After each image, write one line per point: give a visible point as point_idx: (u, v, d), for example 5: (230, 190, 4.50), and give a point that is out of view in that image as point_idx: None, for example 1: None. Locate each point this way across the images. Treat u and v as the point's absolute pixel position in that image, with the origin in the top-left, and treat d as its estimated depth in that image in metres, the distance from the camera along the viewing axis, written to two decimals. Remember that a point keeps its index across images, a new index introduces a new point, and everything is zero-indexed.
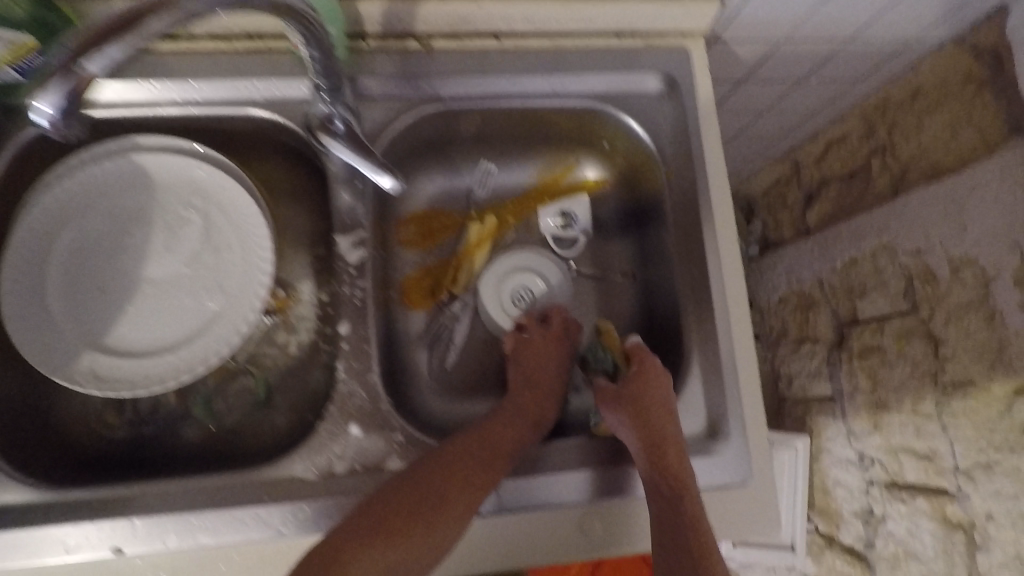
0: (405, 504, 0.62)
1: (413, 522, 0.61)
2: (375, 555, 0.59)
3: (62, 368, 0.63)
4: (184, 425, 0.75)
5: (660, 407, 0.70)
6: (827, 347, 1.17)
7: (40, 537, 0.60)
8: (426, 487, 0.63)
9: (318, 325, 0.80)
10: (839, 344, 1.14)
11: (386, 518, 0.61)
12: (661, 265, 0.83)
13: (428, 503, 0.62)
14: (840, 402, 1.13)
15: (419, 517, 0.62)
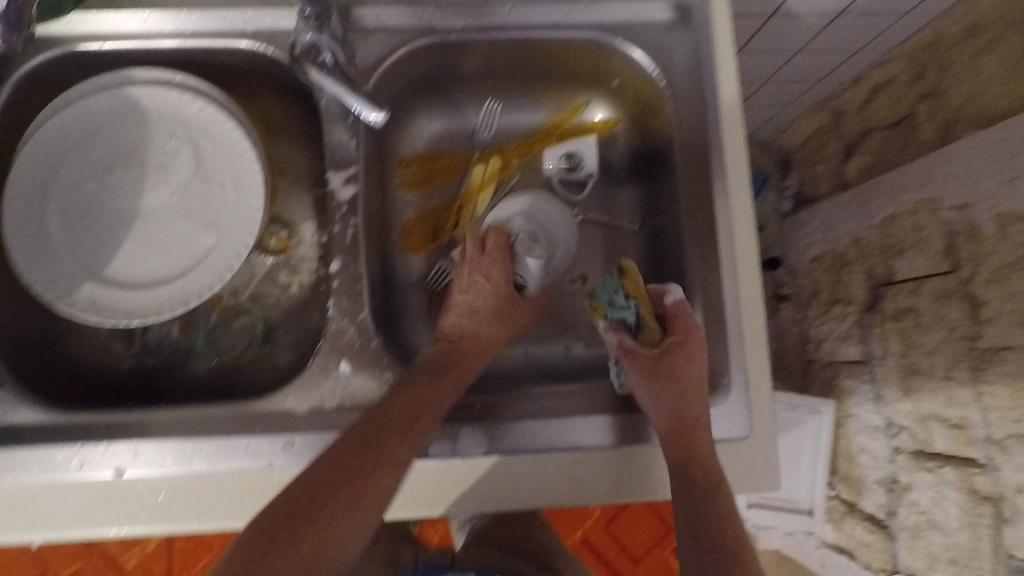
0: (368, 446, 0.61)
1: (381, 461, 0.61)
2: (345, 495, 0.60)
3: (63, 296, 0.65)
4: (191, 359, 0.77)
5: (692, 376, 0.68)
6: (859, 310, 1.10)
7: (48, 455, 0.63)
8: (389, 432, 0.62)
9: (318, 266, 0.80)
10: (871, 306, 1.07)
11: (350, 463, 0.60)
12: (670, 212, 0.79)
13: (389, 445, 0.62)
14: (870, 366, 1.08)
15: (385, 455, 0.62)
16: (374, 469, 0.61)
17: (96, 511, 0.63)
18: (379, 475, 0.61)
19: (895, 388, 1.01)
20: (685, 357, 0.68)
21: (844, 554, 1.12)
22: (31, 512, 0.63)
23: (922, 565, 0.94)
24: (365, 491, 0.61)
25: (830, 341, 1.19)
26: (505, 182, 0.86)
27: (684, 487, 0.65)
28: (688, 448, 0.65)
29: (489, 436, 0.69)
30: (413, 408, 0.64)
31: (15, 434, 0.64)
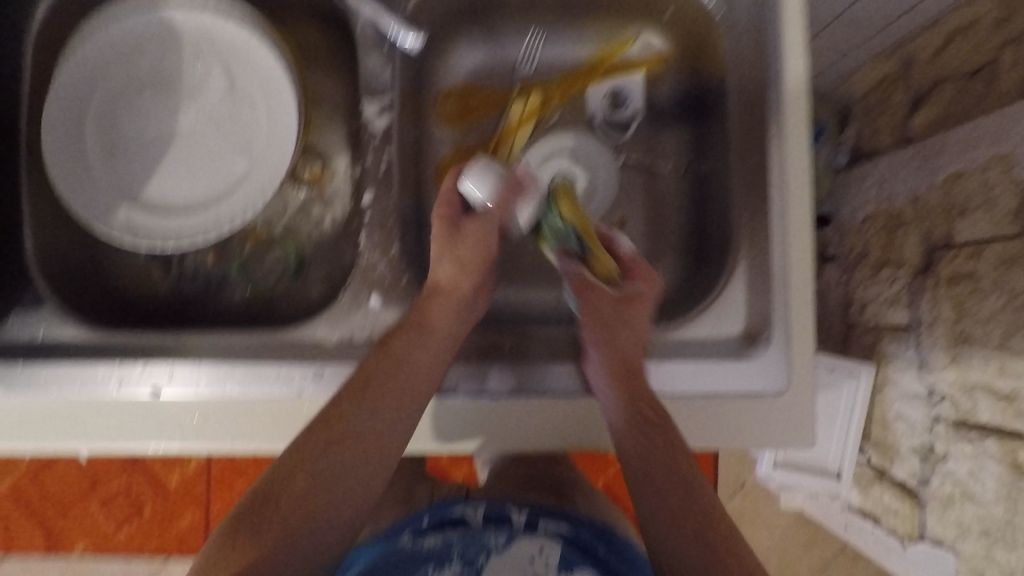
0: (352, 401, 0.60)
1: (365, 416, 0.60)
2: (331, 454, 0.59)
3: (101, 219, 0.66)
4: (225, 288, 0.77)
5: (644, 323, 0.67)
6: (911, 274, 1.03)
7: (88, 373, 0.64)
8: (370, 384, 0.61)
9: (349, 199, 0.78)
10: (925, 269, 1.00)
11: (333, 421, 0.60)
12: (719, 155, 0.74)
13: (374, 402, 0.61)
14: (915, 332, 1.02)
15: (370, 411, 0.60)
16: (357, 427, 0.60)
17: (137, 428, 0.65)
18: (365, 435, 0.60)
19: (943, 355, 0.95)
20: (641, 304, 0.67)
21: (870, 518, 1.10)
22: (76, 425, 0.65)
23: (953, 535, 0.92)
24: (349, 450, 0.59)
25: (877, 304, 1.12)
26: (545, 119, 0.82)
27: (647, 443, 0.63)
28: (632, 394, 0.63)
29: (516, 375, 0.68)
30: (395, 361, 0.62)
31: (62, 350, 0.66)
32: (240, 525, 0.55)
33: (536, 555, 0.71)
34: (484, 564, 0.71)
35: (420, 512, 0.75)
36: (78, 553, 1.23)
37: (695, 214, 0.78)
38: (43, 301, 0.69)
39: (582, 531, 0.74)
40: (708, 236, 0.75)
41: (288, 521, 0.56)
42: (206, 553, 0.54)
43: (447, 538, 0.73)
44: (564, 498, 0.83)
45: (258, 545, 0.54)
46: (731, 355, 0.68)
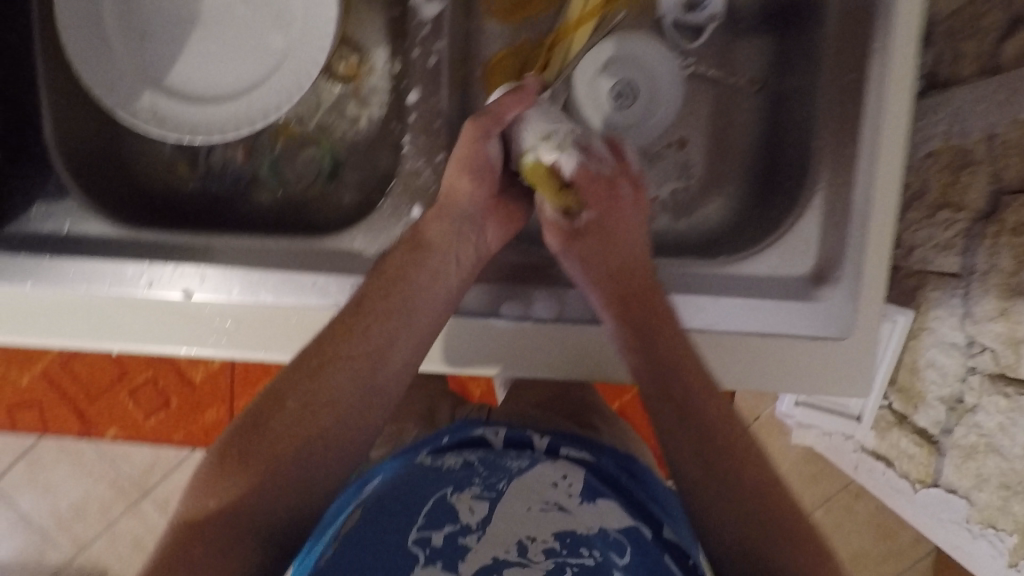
0: (343, 325, 0.58)
1: (357, 339, 0.57)
2: (322, 380, 0.56)
3: (121, 104, 0.60)
4: (254, 189, 0.72)
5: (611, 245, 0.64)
6: (971, 219, 0.79)
7: (118, 270, 0.61)
8: (362, 307, 0.58)
9: (389, 98, 0.72)
10: (988, 214, 0.77)
11: (322, 345, 0.57)
12: (807, 71, 0.65)
13: (371, 322, 0.58)
14: (966, 279, 0.81)
15: (362, 335, 0.57)
16: (348, 350, 0.57)
17: (168, 329, 0.63)
18: (358, 359, 0.57)
19: (993, 303, 0.76)
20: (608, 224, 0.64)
21: (883, 460, 1.01)
22: (106, 322, 0.63)
23: (970, 484, 0.83)
24: (342, 371, 0.56)
25: (924, 249, 0.89)
26: (608, 19, 0.70)
27: (664, 381, 0.60)
28: (638, 326, 0.61)
29: (557, 305, 0.65)
30: (388, 284, 0.59)
31: (86, 244, 0.63)
32: (231, 452, 0.52)
33: (561, 478, 0.60)
34: (501, 486, 0.59)
35: (440, 429, 0.67)
36: (110, 439, 1.28)
37: (768, 138, 0.71)
38: (68, 192, 0.65)
39: (609, 464, 0.66)
40: (779, 164, 0.69)
41: (280, 447, 0.53)
42: (197, 477, 0.53)
43: (464, 459, 0.63)
44: (585, 427, 0.78)
45: (250, 472, 0.52)
46: (797, 295, 0.63)
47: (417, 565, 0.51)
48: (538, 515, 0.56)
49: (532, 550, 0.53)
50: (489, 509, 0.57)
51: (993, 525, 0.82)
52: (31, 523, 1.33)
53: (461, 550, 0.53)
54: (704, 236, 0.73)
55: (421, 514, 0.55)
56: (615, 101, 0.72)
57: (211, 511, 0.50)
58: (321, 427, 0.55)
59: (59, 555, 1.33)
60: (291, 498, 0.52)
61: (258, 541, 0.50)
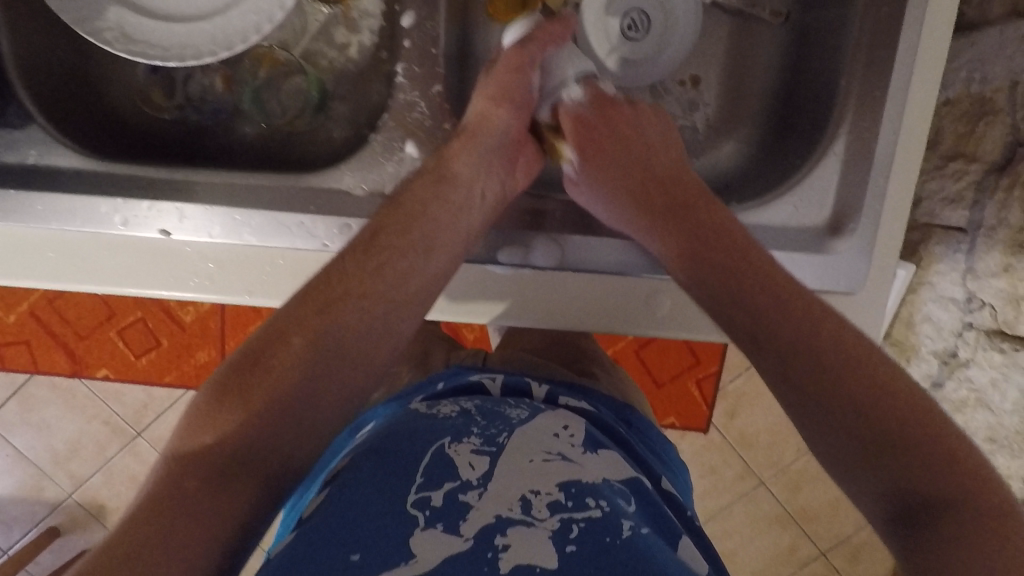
0: (354, 261, 0.52)
1: (369, 276, 0.52)
2: (331, 317, 0.50)
3: (85, 19, 0.53)
4: (237, 121, 0.67)
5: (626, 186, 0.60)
6: (982, 172, 0.74)
7: (89, 206, 0.57)
8: (375, 242, 0.53)
9: (383, 23, 0.66)
10: (1002, 167, 0.72)
11: (332, 279, 0.51)
12: (837, 3, 0.60)
13: (385, 257, 0.53)
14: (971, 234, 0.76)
15: (377, 271, 0.52)
16: (359, 287, 0.51)
17: (147, 269, 0.59)
18: (371, 298, 0.52)
19: (996, 259, 0.72)
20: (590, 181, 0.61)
21: None
22: (81, 262, 0.59)
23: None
24: (355, 310, 0.51)
25: (929, 202, 0.80)
26: None
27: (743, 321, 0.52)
28: (703, 260, 0.55)
29: (557, 252, 0.61)
30: (403, 219, 0.54)
31: (51, 176, 0.58)
32: (230, 386, 0.48)
33: (562, 428, 0.57)
34: (502, 439, 0.54)
35: (435, 376, 0.66)
36: (100, 379, 1.26)
37: (787, 78, 0.67)
38: (30, 118, 0.60)
39: (607, 413, 0.65)
40: (799, 106, 0.65)
41: (282, 386, 0.48)
42: (191, 409, 0.48)
43: (460, 408, 0.60)
44: (583, 374, 0.75)
45: (249, 408, 0.47)
46: (811, 247, 0.60)
47: (416, 527, 0.46)
48: (541, 465, 0.52)
49: (536, 504, 0.49)
50: (490, 465, 0.51)
51: None
52: (27, 460, 1.33)
53: (461, 509, 0.48)
54: (715, 180, 0.69)
55: (419, 472, 0.50)
56: (626, 35, 0.66)
57: (205, 445, 0.45)
58: (328, 369, 0.49)
59: (57, 490, 1.34)
60: (291, 441, 0.48)
61: (250, 480, 0.46)
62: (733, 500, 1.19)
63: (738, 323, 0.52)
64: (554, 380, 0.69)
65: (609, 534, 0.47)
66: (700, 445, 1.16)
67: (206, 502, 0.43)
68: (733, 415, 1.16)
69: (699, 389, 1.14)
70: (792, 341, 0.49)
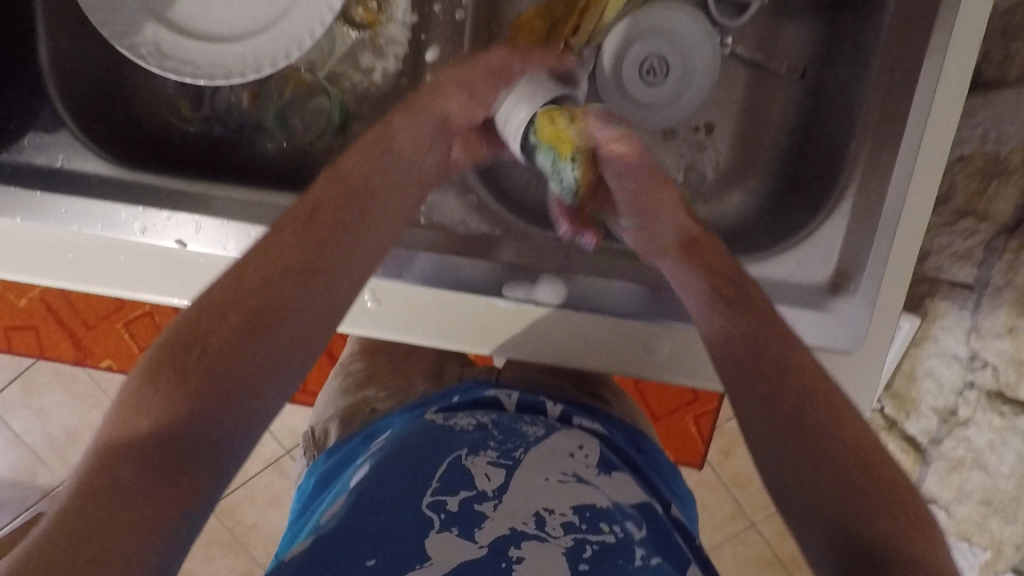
0: (296, 239, 0.51)
1: (314, 252, 0.51)
2: (266, 293, 0.48)
3: (122, 34, 0.55)
4: (259, 137, 0.69)
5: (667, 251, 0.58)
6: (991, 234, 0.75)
7: (111, 212, 0.59)
8: (323, 223, 0.52)
9: (408, 51, 0.68)
10: (1011, 230, 0.72)
11: (269, 257, 0.50)
12: (853, 65, 0.62)
13: (326, 233, 0.52)
14: (976, 293, 0.76)
15: (321, 246, 0.51)
16: (302, 260, 0.50)
17: (159, 275, 0.61)
18: (311, 278, 0.50)
19: (1002, 319, 0.73)
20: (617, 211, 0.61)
21: None
22: (95, 265, 0.61)
23: (950, 497, 0.82)
24: (292, 287, 0.49)
25: (937, 256, 0.81)
26: None
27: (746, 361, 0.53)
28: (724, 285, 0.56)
29: (563, 288, 0.62)
30: (346, 198, 0.54)
31: (74, 181, 0.60)
32: (163, 367, 0.45)
33: (578, 449, 0.57)
34: (518, 453, 0.55)
35: (449, 390, 0.66)
36: (104, 368, 1.28)
37: (800, 132, 0.68)
38: (59, 125, 0.61)
39: (620, 438, 0.66)
40: (809, 160, 0.66)
41: (217, 365, 0.46)
42: (121, 396, 0.45)
43: (477, 421, 0.61)
44: (595, 396, 0.74)
45: (184, 388, 0.44)
46: (813, 304, 0.60)
47: (430, 531, 0.47)
48: (557, 485, 0.52)
49: (550, 522, 0.49)
50: (506, 477, 0.53)
51: (967, 539, 0.82)
52: (24, 443, 1.34)
53: (477, 516, 0.49)
54: (722, 228, 0.70)
55: (434, 478, 0.52)
56: (643, 79, 0.69)
57: (146, 430, 0.43)
58: (264, 347, 0.47)
59: (50, 476, 1.35)
60: (234, 423, 0.46)
61: (192, 460, 0.43)
62: (722, 539, 1.18)
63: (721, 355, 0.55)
64: (567, 401, 0.69)
65: (622, 559, 0.46)
66: (694, 482, 1.16)
67: (146, 489, 0.40)
68: (728, 454, 1.15)
69: (695, 425, 1.14)
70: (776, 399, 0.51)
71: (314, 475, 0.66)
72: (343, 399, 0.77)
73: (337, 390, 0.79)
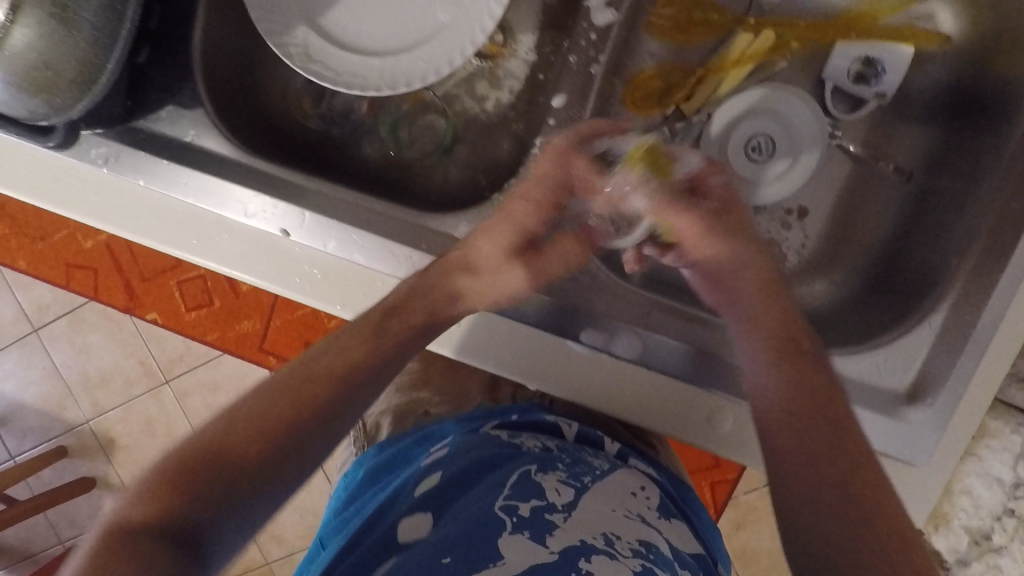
0: (312, 364, 0.56)
1: (323, 370, 0.55)
2: (276, 411, 0.52)
3: (275, 32, 0.59)
4: (363, 139, 0.73)
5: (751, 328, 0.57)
6: None
7: (225, 190, 0.62)
8: (349, 372, 0.56)
9: (525, 87, 0.71)
10: None
11: (287, 379, 0.55)
12: (963, 180, 0.62)
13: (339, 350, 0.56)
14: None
15: (334, 359, 0.56)
16: (316, 382, 0.54)
17: (255, 257, 0.63)
18: (328, 423, 0.54)
19: None
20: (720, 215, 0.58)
21: None
22: (195, 236, 0.64)
23: None
24: (301, 406, 0.53)
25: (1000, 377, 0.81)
26: (766, 68, 0.70)
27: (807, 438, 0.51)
28: (800, 379, 0.54)
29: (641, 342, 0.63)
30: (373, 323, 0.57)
31: (200, 159, 0.63)
32: (186, 467, 0.48)
33: (640, 488, 0.59)
34: (586, 480, 0.58)
35: (509, 407, 0.69)
36: (149, 321, 1.31)
37: (897, 234, 0.68)
38: (198, 103, 0.64)
39: (667, 483, 0.66)
40: (901, 266, 0.66)
41: (232, 478, 0.49)
42: (144, 483, 0.48)
43: (543, 444, 0.64)
44: (644, 439, 0.74)
45: (199, 491, 0.48)
46: (883, 411, 0.59)
47: (503, 532, 0.50)
48: (623, 518, 0.54)
49: (618, 544, 0.50)
50: (574, 497, 0.55)
51: None
52: (60, 376, 1.39)
53: (547, 525, 0.51)
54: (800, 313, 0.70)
55: (506, 486, 0.55)
56: (749, 155, 0.69)
57: (146, 521, 0.45)
58: (269, 462, 0.51)
59: (78, 413, 1.40)
60: (237, 519, 0.48)
61: (190, 550, 0.45)
62: None
63: (782, 417, 0.53)
64: (620, 441, 0.71)
65: None
66: None
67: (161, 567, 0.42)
68: (739, 528, 1.13)
69: (711, 491, 1.12)
70: (823, 494, 0.49)
71: (363, 467, 0.69)
72: (394, 396, 0.81)
73: (389, 387, 0.82)
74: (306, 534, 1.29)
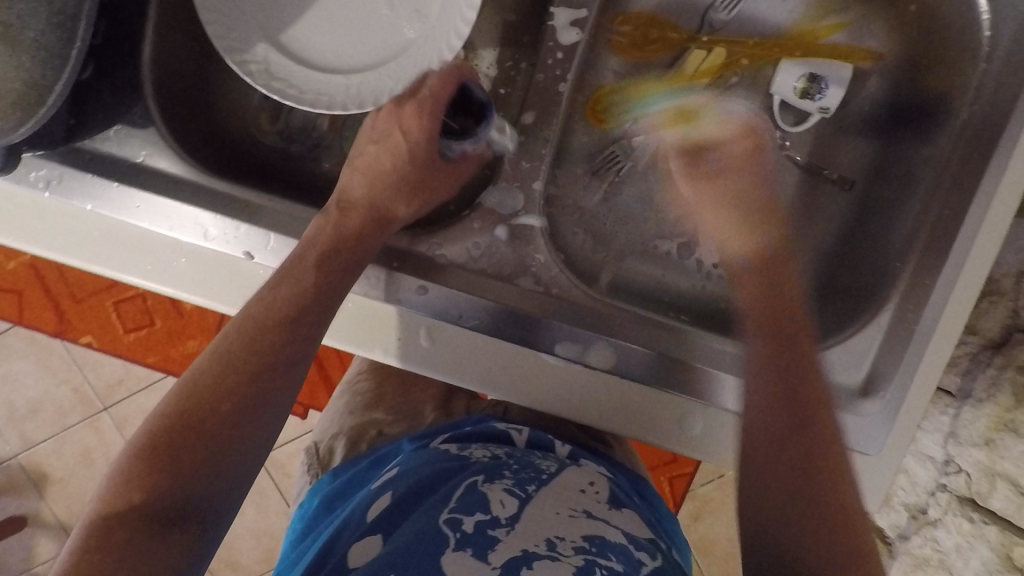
0: (256, 335, 0.54)
1: (271, 346, 0.54)
2: (230, 391, 0.53)
3: (235, 49, 0.58)
4: (322, 155, 0.71)
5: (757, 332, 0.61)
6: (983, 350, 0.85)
7: (178, 211, 0.59)
8: (287, 325, 0.55)
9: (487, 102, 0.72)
10: (998, 346, 0.83)
11: (236, 358, 0.54)
12: (902, 186, 0.68)
13: (286, 324, 0.55)
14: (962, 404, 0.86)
15: (282, 338, 0.55)
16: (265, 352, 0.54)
17: (217, 282, 0.61)
18: (276, 392, 0.54)
19: (981, 430, 0.84)
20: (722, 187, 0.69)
21: None
22: (149, 262, 0.60)
23: None
24: (254, 385, 0.53)
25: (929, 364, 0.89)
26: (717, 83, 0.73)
27: (782, 454, 0.55)
28: (790, 395, 0.56)
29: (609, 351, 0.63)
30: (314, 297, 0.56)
31: (153, 180, 0.60)
32: (147, 461, 0.49)
33: (588, 485, 0.60)
34: (530, 488, 0.57)
35: (462, 421, 0.70)
36: (83, 346, 1.23)
37: (840, 236, 0.73)
38: (149, 121, 0.62)
39: (623, 481, 0.67)
40: (848, 268, 0.71)
41: (196, 460, 0.50)
42: (111, 478, 0.49)
43: (491, 453, 0.64)
44: (602, 440, 0.75)
45: (172, 481, 0.49)
46: (839, 405, 0.63)
47: (446, 549, 0.50)
48: (568, 519, 0.53)
49: (561, 547, 0.50)
50: (518, 508, 0.54)
51: None
52: None
53: (488, 540, 0.51)
54: None
55: (451, 500, 0.55)
56: None
57: (125, 510, 0.47)
58: (230, 450, 0.52)
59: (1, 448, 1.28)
60: (210, 509, 0.51)
61: (172, 537, 0.48)
62: None
63: (758, 443, 0.56)
64: (574, 442, 0.72)
65: None
66: None
67: (146, 563, 0.46)
68: (698, 520, 1.18)
69: (670, 485, 1.17)
70: (789, 505, 0.54)
71: (318, 495, 0.68)
72: (354, 416, 0.79)
73: (345, 408, 0.80)
74: (265, 559, 1.25)
